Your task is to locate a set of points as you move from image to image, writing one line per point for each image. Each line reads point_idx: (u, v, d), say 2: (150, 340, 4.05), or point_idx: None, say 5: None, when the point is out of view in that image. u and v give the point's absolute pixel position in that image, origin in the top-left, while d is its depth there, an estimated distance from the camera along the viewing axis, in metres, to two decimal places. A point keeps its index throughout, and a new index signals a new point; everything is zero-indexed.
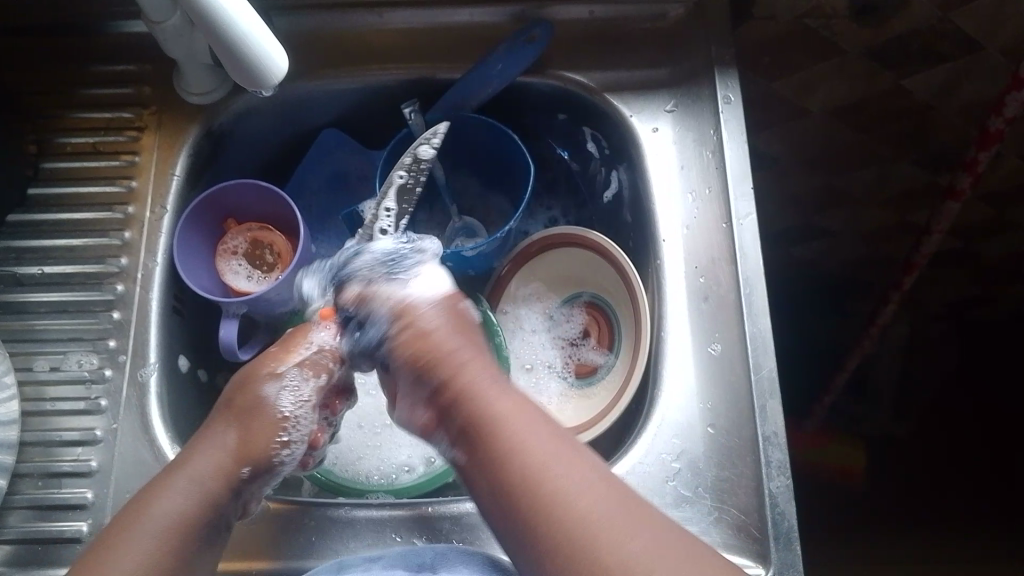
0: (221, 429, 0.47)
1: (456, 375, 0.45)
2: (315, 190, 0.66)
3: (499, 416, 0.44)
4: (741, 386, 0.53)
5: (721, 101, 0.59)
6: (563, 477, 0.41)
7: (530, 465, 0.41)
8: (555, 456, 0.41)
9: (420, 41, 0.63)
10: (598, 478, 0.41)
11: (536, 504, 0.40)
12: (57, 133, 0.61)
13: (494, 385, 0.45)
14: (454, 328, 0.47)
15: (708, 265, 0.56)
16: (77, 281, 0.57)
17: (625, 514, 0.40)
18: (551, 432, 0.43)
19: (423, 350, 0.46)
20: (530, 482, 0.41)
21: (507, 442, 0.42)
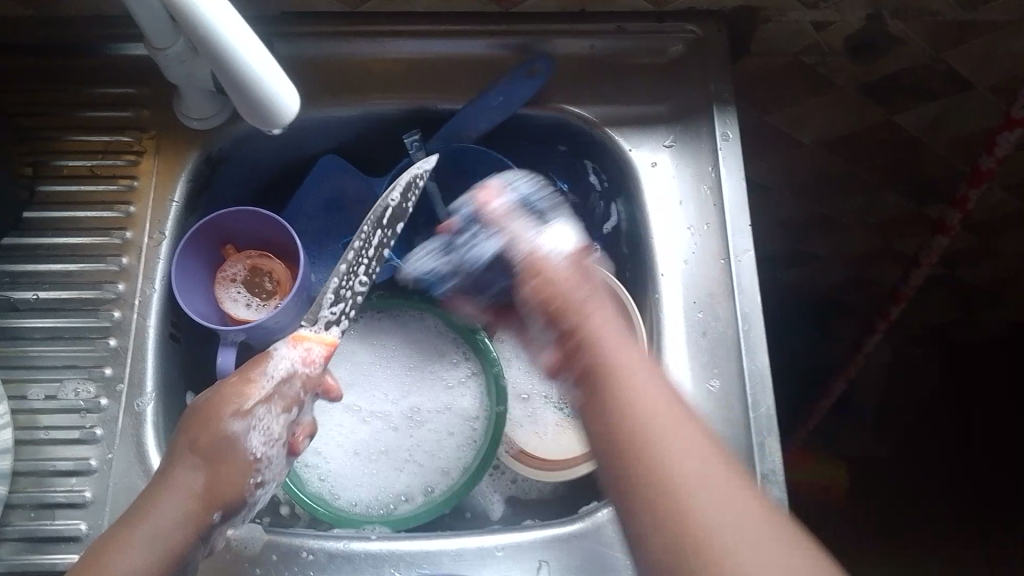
0: (185, 476, 0.47)
1: (588, 307, 0.46)
2: (313, 215, 0.66)
3: (627, 375, 0.42)
4: (740, 424, 0.53)
5: (720, 138, 0.60)
6: (652, 413, 0.41)
7: (638, 392, 0.42)
8: (654, 401, 0.41)
9: (421, 70, 0.63)
10: (694, 434, 0.40)
11: (623, 416, 0.41)
12: (54, 155, 0.60)
13: (621, 337, 0.45)
14: (578, 275, 0.48)
15: (705, 299, 0.57)
16: (73, 307, 0.57)
17: (713, 490, 0.38)
18: (666, 395, 0.42)
19: (580, 292, 0.46)
20: (632, 432, 0.40)
21: (612, 372, 0.43)
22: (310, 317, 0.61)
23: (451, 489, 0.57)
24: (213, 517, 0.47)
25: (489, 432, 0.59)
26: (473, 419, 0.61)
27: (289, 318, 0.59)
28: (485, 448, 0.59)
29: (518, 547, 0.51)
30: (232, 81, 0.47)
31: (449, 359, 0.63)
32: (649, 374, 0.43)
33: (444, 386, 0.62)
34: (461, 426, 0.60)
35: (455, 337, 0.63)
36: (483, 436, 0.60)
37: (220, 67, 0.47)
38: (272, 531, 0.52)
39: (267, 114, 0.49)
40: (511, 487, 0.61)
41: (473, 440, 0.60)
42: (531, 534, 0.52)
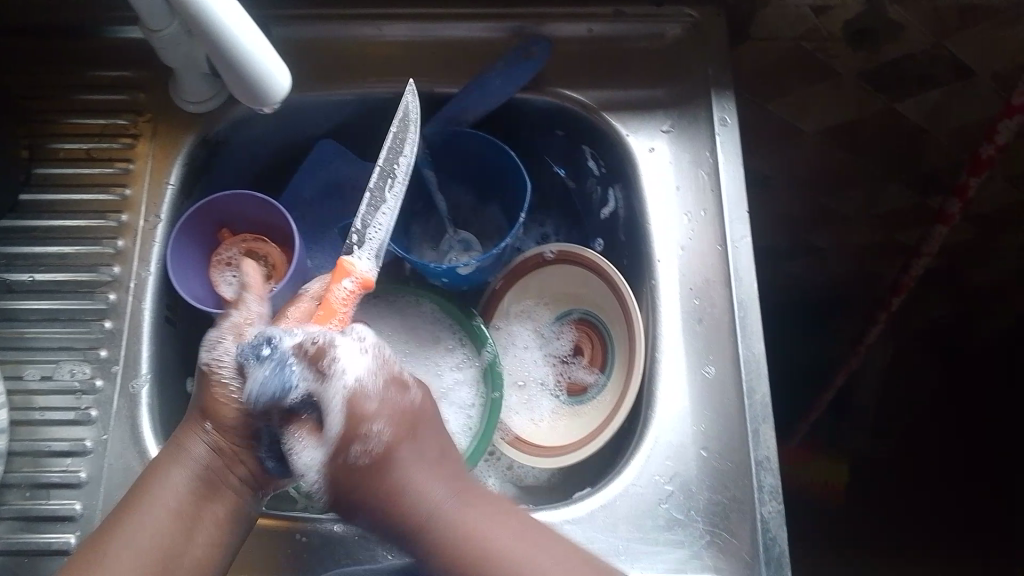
0: (194, 441, 0.47)
1: (422, 479, 0.48)
2: (310, 201, 0.65)
3: (481, 522, 0.47)
4: (735, 410, 0.53)
5: (719, 124, 0.60)
6: (485, 526, 0.47)
7: (445, 518, 0.47)
8: (478, 517, 0.47)
9: (419, 55, 0.63)
10: (507, 526, 0.47)
11: (441, 540, 0.47)
12: (50, 138, 0.60)
13: (419, 462, 0.48)
14: (400, 419, 0.48)
15: (702, 286, 0.57)
16: (70, 289, 0.57)
17: (578, 566, 0.46)
18: (505, 512, 0.48)
19: (424, 469, 0.48)
20: (467, 543, 0.47)
21: (481, 529, 0.47)
22: (305, 302, 0.60)
23: None
24: (210, 433, 0.47)
25: (483, 417, 0.59)
26: (468, 405, 0.60)
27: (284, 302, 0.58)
28: (478, 431, 0.58)
29: None
30: (221, 58, 0.47)
31: (446, 346, 0.63)
32: (502, 526, 0.47)
33: (437, 371, 0.62)
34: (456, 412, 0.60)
35: (451, 325, 0.63)
36: (477, 421, 0.59)
37: (211, 46, 0.47)
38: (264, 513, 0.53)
39: (256, 93, 0.49)
40: (506, 473, 0.61)
41: (467, 425, 0.59)
42: None
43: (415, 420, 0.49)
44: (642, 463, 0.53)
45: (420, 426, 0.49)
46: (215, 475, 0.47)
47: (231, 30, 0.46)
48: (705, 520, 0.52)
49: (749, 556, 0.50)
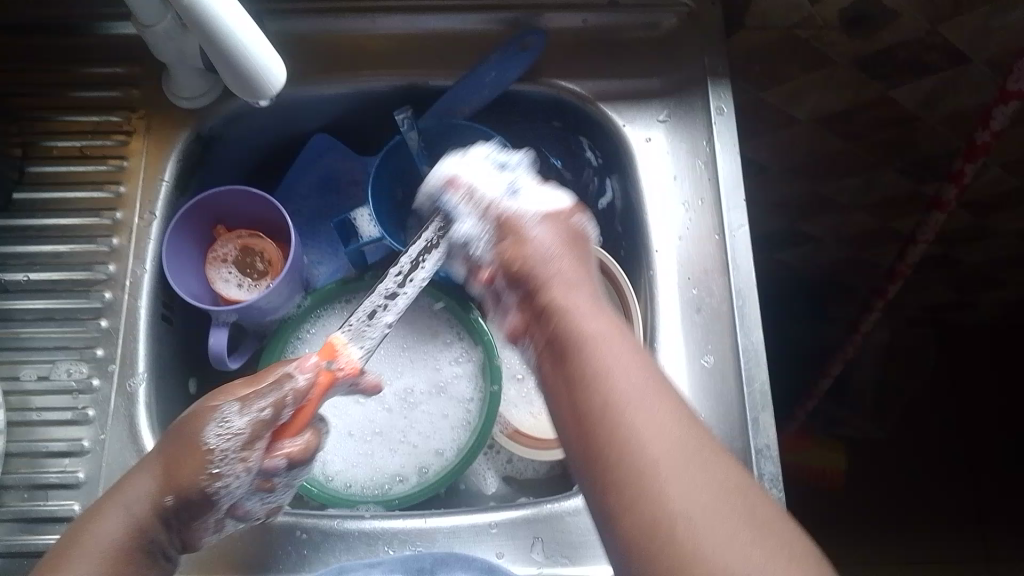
0: (142, 496, 0.45)
1: (558, 299, 0.44)
2: (305, 195, 0.65)
3: (612, 365, 0.41)
4: (734, 398, 0.53)
5: (715, 112, 0.60)
6: (615, 373, 0.40)
7: (586, 328, 0.43)
8: (626, 368, 0.41)
9: (413, 48, 0.63)
10: (645, 376, 0.41)
11: (566, 353, 0.42)
12: (42, 136, 0.60)
13: (591, 305, 0.44)
14: (564, 244, 0.48)
15: (700, 275, 0.57)
16: (65, 288, 0.56)
17: (691, 443, 0.38)
18: (637, 355, 0.42)
19: (568, 290, 0.45)
20: (589, 369, 0.41)
21: (592, 372, 0.40)
22: (303, 298, 0.62)
23: (446, 466, 0.57)
24: (166, 500, 0.45)
25: (484, 415, 0.59)
26: (468, 401, 0.60)
27: (280, 298, 0.59)
28: (478, 428, 0.58)
29: (513, 525, 0.51)
30: (214, 48, 0.46)
31: (444, 340, 0.62)
32: (641, 366, 0.41)
33: (436, 366, 0.62)
34: (456, 408, 0.60)
35: (450, 319, 0.62)
36: (477, 417, 0.59)
37: (204, 37, 0.47)
38: None
39: (252, 87, 0.49)
40: (506, 466, 0.62)
41: (468, 421, 0.60)
42: (526, 511, 0.52)
43: (579, 245, 0.49)
44: None
45: (576, 262, 0.47)
46: (155, 541, 0.45)
47: (224, 19, 0.45)
48: None
49: None
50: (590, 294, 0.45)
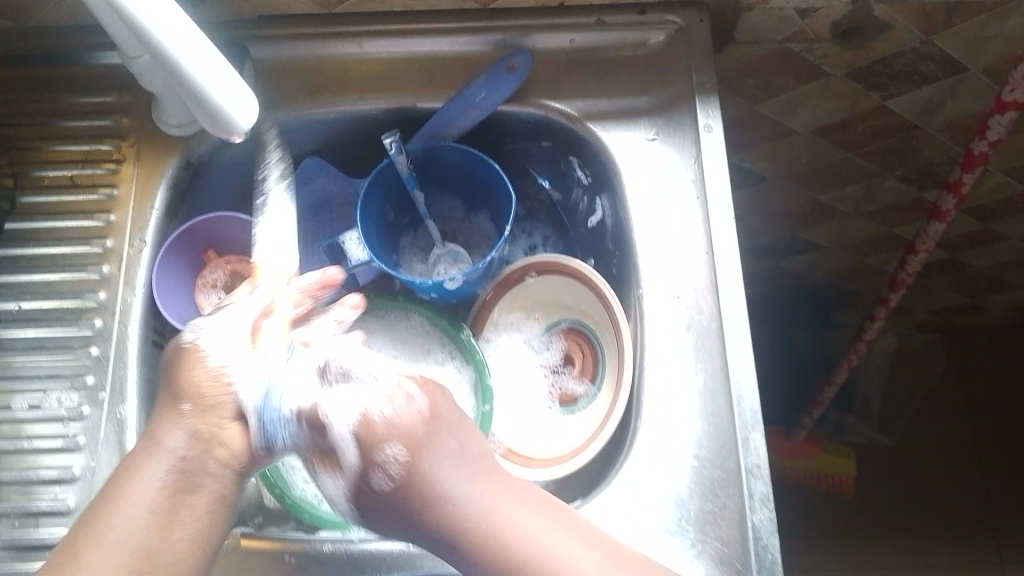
0: (170, 431, 0.49)
1: (434, 470, 0.49)
2: (297, 216, 0.65)
3: (515, 538, 0.47)
4: (724, 419, 0.53)
5: (703, 130, 0.59)
6: (561, 559, 0.46)
7: (485, 522, 0.47)
8: (526, 525, 0.47)
9: (401, 70, 0.63)
10: (568, 541, 0.46)
11: (488, 538, 0.47)
12: (35, 166, 0.60)
13: (455, 475, 0.49)
14: (421, 427, 0.50)
15: (690, 294, 0.56)
16: (56, 317, 0.57)
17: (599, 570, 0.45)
18: (532, 505, 0.48)
19: (440, 473, 0.49)
20: (486, 545, 0.47)
21: (505, 537, 0.47)
22: None
23: None
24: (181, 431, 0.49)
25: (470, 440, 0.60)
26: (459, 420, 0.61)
27: None
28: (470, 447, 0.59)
29: None
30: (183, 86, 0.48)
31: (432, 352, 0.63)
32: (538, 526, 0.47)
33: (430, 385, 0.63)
34: None
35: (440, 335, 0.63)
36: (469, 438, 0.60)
37: (177, 80, 0.48)
38: (246, 534, 0.53)
39: (224, 122, 0.50)
40: None
41: None
42: None
43: (438, 424, 0.51)
44: (630, 476, 0.53)
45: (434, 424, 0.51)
46: (199, 475, 0.49)
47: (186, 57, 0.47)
48: (697, 529, 0.51)
49: (741, 565, 0.50)
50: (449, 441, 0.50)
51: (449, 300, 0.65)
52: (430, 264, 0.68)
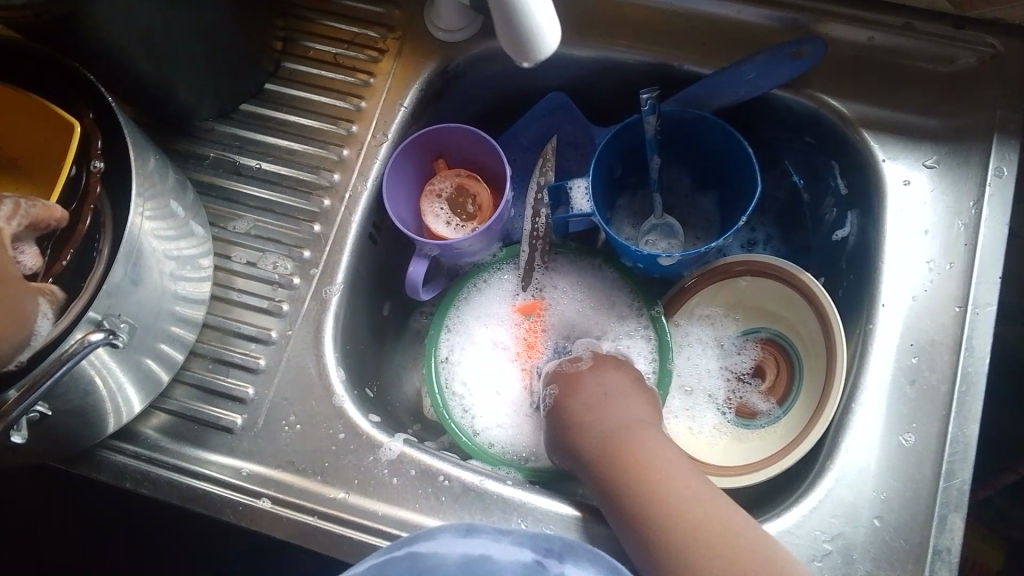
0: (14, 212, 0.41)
1: (591, 391, 0.53)
2: (527, 147, 0.64)
3: (636, 453, 0.47)
4: (925, 489, 0.48)
5: (993, 173, 0.53)
6: (667, 479, 0.45)
7: (643, 450, 0.47)
8: (679, 478, 0.45)
9: (680, 25, 0.59)
10: (706, 499, 0.43)
11: (632, 468, 0.46)
12: (303, 36, 0.62)
13: (609, 400, 0.52)
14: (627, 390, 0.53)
15: (926, 345, 0.51)
16: (290, 185, 0.59)
17: (694, 497, 0.44)
18: (663, 442, 0.48)
19: (594, 392, 0.53)
20: (609, 457, 0.48)
21: (625, 454, 0.47)
22: (499, 249, 0.64)
23: None
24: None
25: None
26: None
27: (481, 244, 0.59)
28: None
29: None
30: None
31: (621, 306, 0.62)
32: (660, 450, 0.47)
33: None
34: None
35: (633, 299, 0.62)
36: None
37: None
38: (409, 447, 0.52)
39: (524, 43, 0.43)
40: None
41: None
42: None
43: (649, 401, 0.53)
44: (801, 514, 0.49)
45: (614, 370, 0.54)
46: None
47: None
48: None
49: None
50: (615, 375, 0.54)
51: (652, 275, 0.62)
52: (640, 232, 0.65)
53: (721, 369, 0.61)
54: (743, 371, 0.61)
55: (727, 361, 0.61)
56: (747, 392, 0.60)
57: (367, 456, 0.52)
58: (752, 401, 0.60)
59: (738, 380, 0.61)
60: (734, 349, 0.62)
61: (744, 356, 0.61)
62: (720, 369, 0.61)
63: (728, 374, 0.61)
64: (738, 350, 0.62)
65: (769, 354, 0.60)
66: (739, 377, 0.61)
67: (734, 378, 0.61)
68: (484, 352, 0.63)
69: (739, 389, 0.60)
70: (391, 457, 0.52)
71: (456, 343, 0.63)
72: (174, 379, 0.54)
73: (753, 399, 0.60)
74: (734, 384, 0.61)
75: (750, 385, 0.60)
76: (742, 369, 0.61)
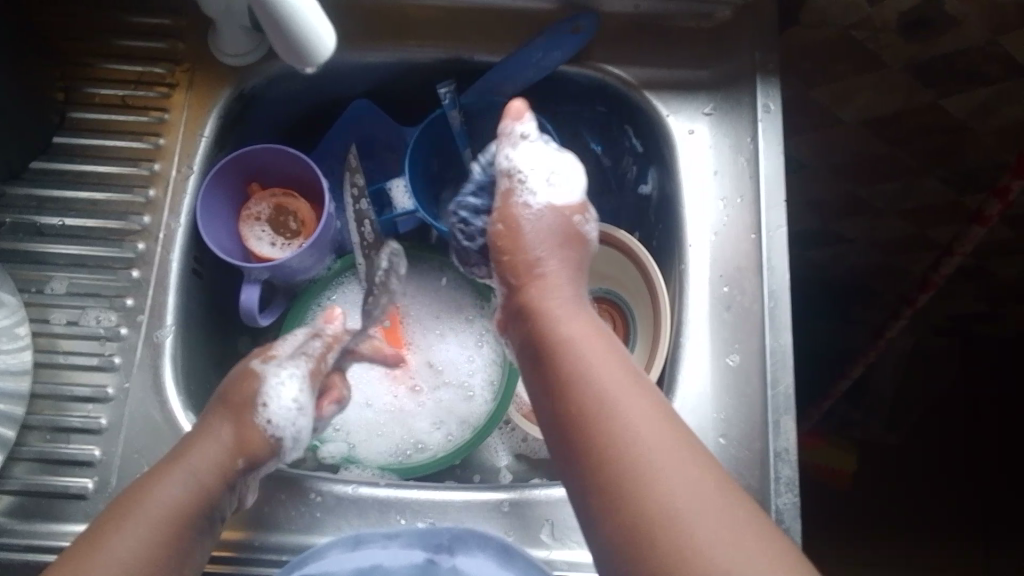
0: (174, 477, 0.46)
1: (583, 345, 0.47)
2: (342, 156, 0.65)
3: (617, 403, 0.43)
4: (757, 400, 0.53)
5: (761, 110, 0.58)
6: (649, 453, 0.40)
7: (605, 388, 0.44)
8: (642, 427, 0.42)
9: (461, 20, 0.62)
10: (674, 445, 0.41)
11: (597, 417, 0.43)
12: (85, 82, 0.60)
13: (569, 307, 0.51)
14: (560, 238, 0.54)
15: (733, 274, 0.56)
16: (99, 236, 0.57)
17: (680, 474, 0.39)
18: (650, 404, 0.43)
19: (570, 330, 0.49)
20: (588, 411, 0.44)
21: (607, 398, 0.44)
22: (333, 261, 0.62)
23: (446, 449, 0.58)
24: None
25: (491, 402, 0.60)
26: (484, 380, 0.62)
27: (311, 260, 0.59)
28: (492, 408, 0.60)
29: (525, 504, 0.51)
30: (272, 22, 0.47)
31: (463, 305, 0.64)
32: (644, 402, 0.43)
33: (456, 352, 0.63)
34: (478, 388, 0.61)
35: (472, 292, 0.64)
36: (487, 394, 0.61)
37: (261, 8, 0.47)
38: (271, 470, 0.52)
39: (310, 66, 0.50)
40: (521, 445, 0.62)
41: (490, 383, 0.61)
42: (538, 493, 0.51)
43: (576, 248, 0.55)
44: None
45: (569, 247, 0.54)
46: None
47: None
48: None
49: None
50: (576, 270, 0.54)
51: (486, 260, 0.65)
52: None
53: None
54: None
55: None
56: None
57: None
58: None
59: None
60: None
61: None
62: None
63: None
64: None
65: (602, 304, 0.64)
66: None
67: None
68: None
69: None
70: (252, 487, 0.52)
71: None
72: (9, 457, 0.51)
73: None
74: None
75: None
76: None
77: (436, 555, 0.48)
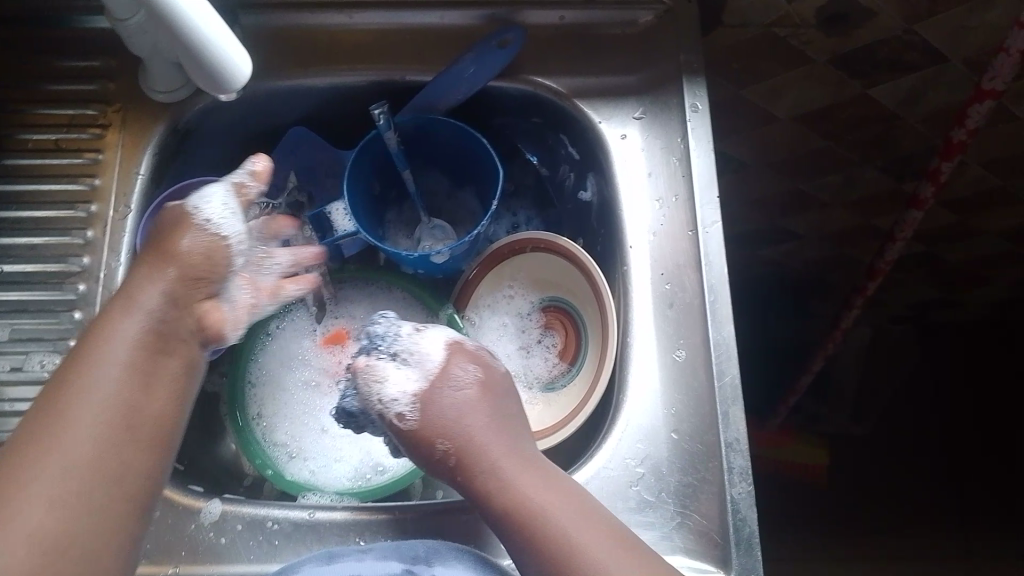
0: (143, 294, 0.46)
1: (493, 450, 0.47)
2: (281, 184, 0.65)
3: (543, 497, 0.45)
4: (704, 391, 0.53)
5: (690, 110, 0.59)
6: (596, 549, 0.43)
7: (529, 486, 0.45)
8: (571, 514, 0.44)
9: (390, 42, 0.63)
10: (615, 543, 0.43)
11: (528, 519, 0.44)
12: (19, 129, 0.60)
13: (501, 436, 0.48)
14: (484, 396, 0.49)
15: (673, 270, 0.57)
16: (39, 281, 0.56)
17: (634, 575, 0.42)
18: (554, 480, 0.46)
19: (479, 430, 0.48)
20: (526, 515, 0.44)
21: (528, 498, 0.45)
22: None
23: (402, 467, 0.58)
24: None
25: None
26: None
27: None
28: None
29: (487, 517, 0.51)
30: (187, 54, 0.48)
31: (412, 323, 0.64)
32: (569, 492, 0.46)
33: None
34: None
35: (421, 311, 0.64)
36: None
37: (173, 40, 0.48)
38: (231, 503, 0.52)
39: (230, 92, 0.51)
40: None
41: None
42: None
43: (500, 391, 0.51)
44: (609, 451, 0.53)
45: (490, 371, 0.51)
46: None
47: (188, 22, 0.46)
48: (675, 502, 0.52)
49: (721, 537, 0.50)
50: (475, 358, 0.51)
51: (434, 275, 0.65)
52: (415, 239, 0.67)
53: (517, 343, 0.65)
54: (535, 334, 0.65)
55: (517, 328, 0.65)
56: (542, 350, 0.64)
57: (190, 525, 0.51)
58: (545, 362, 0.64)
59: (529, 344, 0.65)
60: (521, 315, 0.65)
61: (531, 319, 0.65)
62: (510, 339, 0.65)
63: (522, 341, 0.65)
64: (526, 317, 0.65)
65: (551, 314, 0.64)
66: (532, 341, 0.65)
67: (526, 341, 0.65)
68: (297, 395, 0.62)
69: (538, 350, 0.64)
70: (213, 518, 0.52)
71: (262, 396, 0.62)
72: None
73: (547, 360, 0.64)
74: (530, 347, 0.64)
75: (545, 342, 0.64)
76: (533, 333, 0.65)
77: (413, 566, 0.47)
